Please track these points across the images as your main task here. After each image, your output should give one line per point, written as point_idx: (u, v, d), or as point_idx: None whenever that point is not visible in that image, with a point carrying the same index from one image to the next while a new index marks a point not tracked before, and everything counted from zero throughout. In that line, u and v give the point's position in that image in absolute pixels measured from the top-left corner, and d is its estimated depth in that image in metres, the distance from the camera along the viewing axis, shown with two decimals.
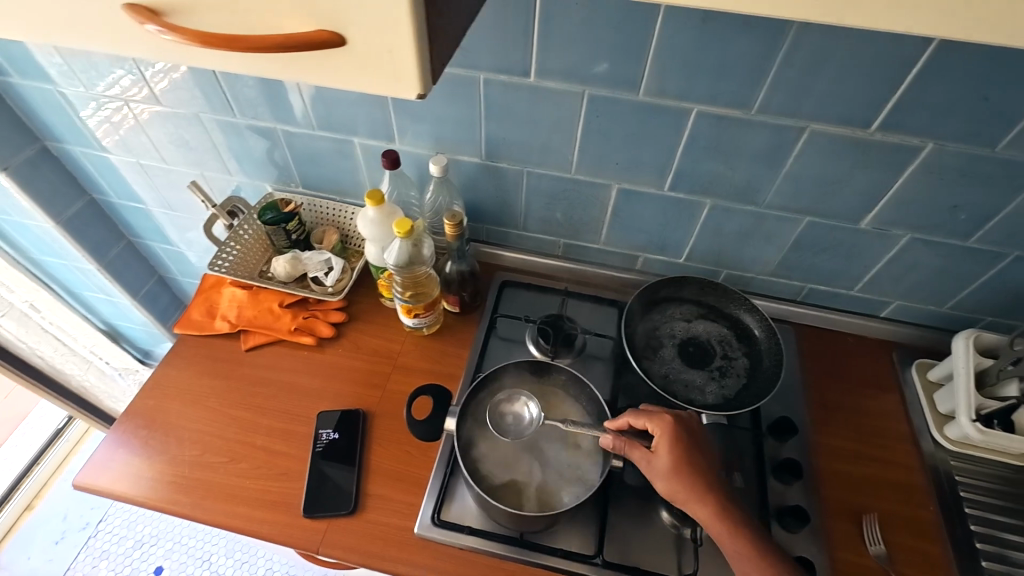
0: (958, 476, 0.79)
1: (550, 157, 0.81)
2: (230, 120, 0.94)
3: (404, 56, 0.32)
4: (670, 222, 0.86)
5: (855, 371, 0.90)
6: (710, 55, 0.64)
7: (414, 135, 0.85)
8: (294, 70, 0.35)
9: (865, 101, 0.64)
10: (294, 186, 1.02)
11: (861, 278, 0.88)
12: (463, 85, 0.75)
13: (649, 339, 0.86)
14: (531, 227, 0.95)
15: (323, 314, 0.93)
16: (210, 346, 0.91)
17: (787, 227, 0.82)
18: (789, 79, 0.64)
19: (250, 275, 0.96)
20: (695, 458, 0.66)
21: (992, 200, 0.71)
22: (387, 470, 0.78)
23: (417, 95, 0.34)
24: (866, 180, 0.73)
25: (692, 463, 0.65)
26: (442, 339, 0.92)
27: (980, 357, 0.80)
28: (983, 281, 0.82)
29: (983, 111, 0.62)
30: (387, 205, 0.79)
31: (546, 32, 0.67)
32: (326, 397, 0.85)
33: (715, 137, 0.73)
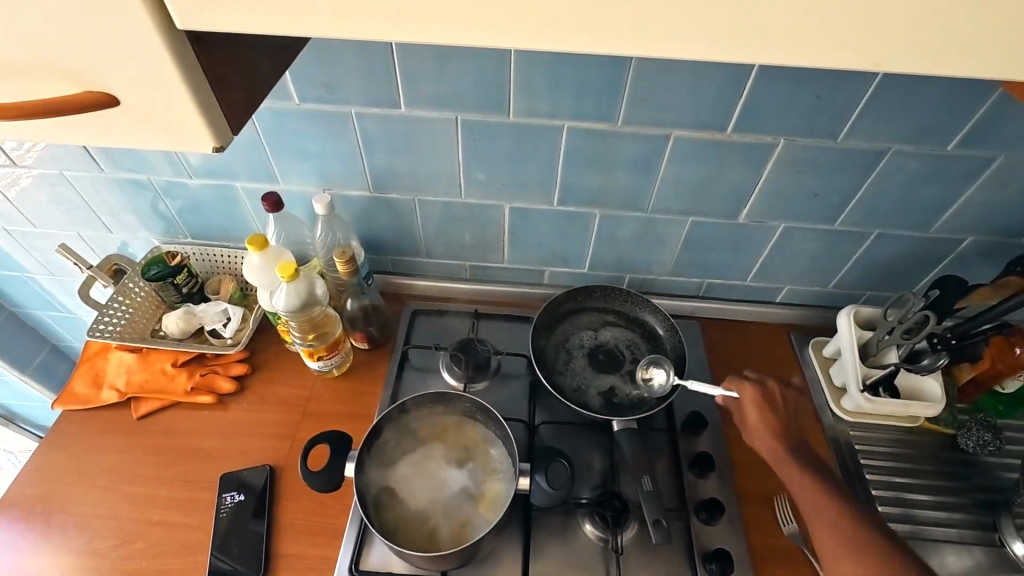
0: (857, 445, 0.85)
1: (438, 183, 0.81)
2: (99, 176, 0.89)
3: (187, 112, 0.31)
4: (566, 235, 0.88)
5: (759, 357, 0.94)
6: (568, 74, 0.66)
7: (296, 174, 0.82)
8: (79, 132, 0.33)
9: (717, 105, 0.68)
10: (183, 237, 0.97)
11: (750, 269, 0.92)
12: (336, 122, 0.74)
13: (559, 353, 0.87)
14: (434, 254, 0.94)
15: (223, 368, 0.88)
16: (98, 419, 0.84)
17: (675, 229, 0.86)
18: (645, 91, 0.67)
19: (139, 336, 0.90)
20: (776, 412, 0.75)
21: (845, 186, 0.77)
22: (300, 526, 0.74)
23: (214, 149, 0.33)
24: (734, 178, 0.77)
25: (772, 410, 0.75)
26: (354, 379, 0.89)
27: (861, 330, 0.86)
28: (856, 259, 0.88)
29: (819, 107, 0.67)
30: (271, 249, 0.76)
31: (407, 64, 0.67)
32: (230, 457, 0.80)
33: (589, 151, 0.75)
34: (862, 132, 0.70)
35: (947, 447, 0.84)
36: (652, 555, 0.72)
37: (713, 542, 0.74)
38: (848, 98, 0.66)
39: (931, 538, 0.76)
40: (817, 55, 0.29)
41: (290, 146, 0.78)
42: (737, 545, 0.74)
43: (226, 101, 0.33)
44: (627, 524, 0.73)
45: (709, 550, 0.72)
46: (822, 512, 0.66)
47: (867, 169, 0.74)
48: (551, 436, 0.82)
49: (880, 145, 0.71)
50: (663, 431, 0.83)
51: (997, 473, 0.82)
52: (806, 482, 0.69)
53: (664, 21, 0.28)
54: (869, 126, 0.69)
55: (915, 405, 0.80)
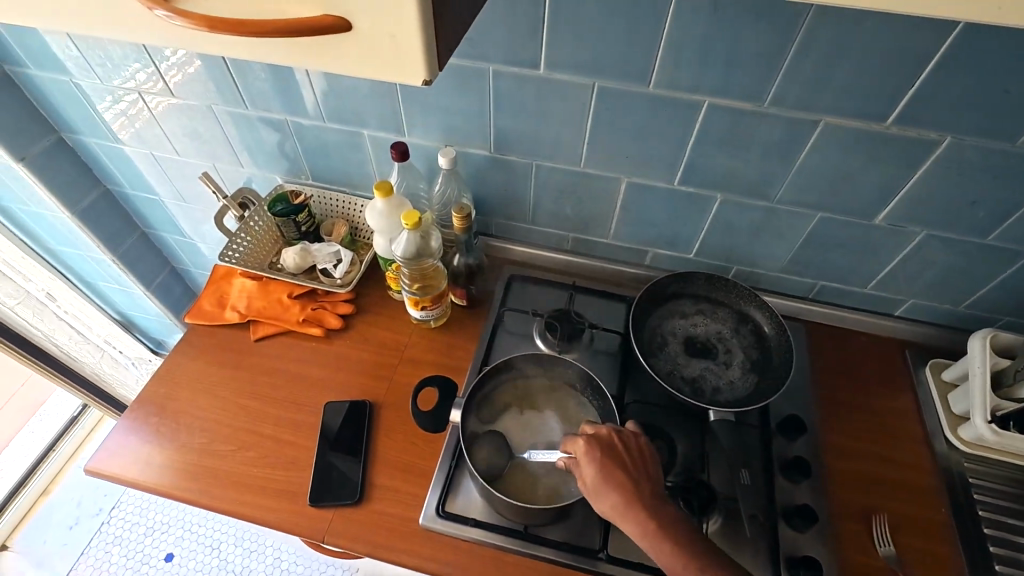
0: (972, 479, 0.78)
1: (560, 150, 0.81)
2: (241, 112, 0.95)
3: (412, 42, 0.32)
4: (680, 217, 0.86)
5: (867, 370, 0.89)
6: (723, 47, 0.63)
7: (422, 127, 0.84)
8: (304, 55, 0.35)
9: (881, 93, 0.63)
10: (304, 178, 1.03)
11: (874, 276, 0.86)
12: (472, 78, 0.75)
13: (655, 334, 0.86)
14: (539, 221, 0.94)
15: (331, 306, 0.93)
16: (220, 335, 0.92)
17: (799, 223, 0.81)
18: (804, 70, 0.63)
19: (260, 266, 0.96)
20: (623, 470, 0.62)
21: (1011, 197, 0.69)
22: (392, 462, 0.78)
23: (424, 82, 0.34)
24: (881, 175, 0.71)
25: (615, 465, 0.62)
26: (449, 332, 0.92)
27: (996, 357, 0.79)
28: (1001, 280, 0.80)
29: (1004, 104, 0.61)
30: (394, 196, 0.79)
31: (555, 24, 0.66)
32: (333, 388, 0.85)
33: (726, 131, 0.72)
34: None
35: None
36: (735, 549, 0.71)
37: (800, 549, 0.71)
38: None
39: None
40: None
41: (421, 100, 0.81)
42: (825, 556, 0.71)
43: (442, 37, 0.34)
44: (712, 514, 0.72)
45: (793, 556, 0.70)
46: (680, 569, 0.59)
47: None
48: (639, 416, 0.81)
49: None
50: (756, 430, 0.80)
51: None
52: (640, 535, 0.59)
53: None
54: None
55: None
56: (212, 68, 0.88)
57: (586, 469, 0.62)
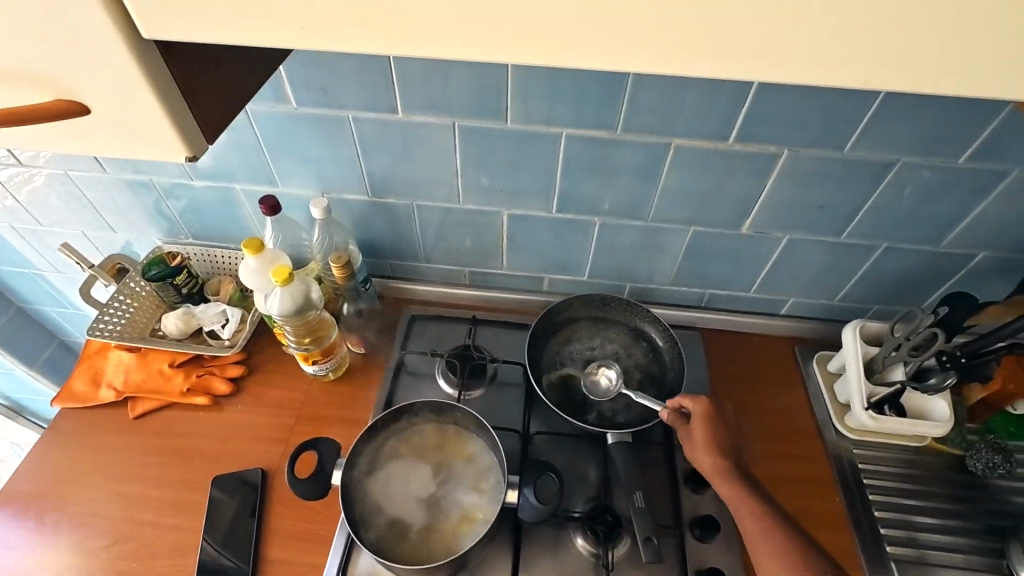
0: (861, 464, 0.82)
1: (436, 189, 0.81)
2: (103, 176, 0.89)
3: (157, 123, 0.31)
4: (566, 242, 0.87)
5: (762, 370, 0.92)
6: (566, 82, 0.65)
7: (296, 177, 0.82)
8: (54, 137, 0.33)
9: (718, 115, 0.67)
10: (184, 238, 0.98)
11: (754, 280, 0.90)
12: (335, 126, 0.74)
13: (556, 361, 0.86)
14: (433, 258, 0.93)
15: (219, 370, 0.88)
16: (94, 417, 0.84)
17: (676, 239, 0.84)
18: (645, 100, 0.66)
19: (138, 336, 0.90)
20: (725, 435, 0.72)
21: (853, 198, 0.75)
22: (289, 531, 0.73)
23: (186, 159, 0.33)
24: (738, 189, 0.75)
25: (722, 431, 0.72)
26: (349, 382, 0.89)
27: (867, 346, 0.84)
28: (863, 273, 0.86)
29: (824, 117, 0.65)
30: (268, 252, 0.76)
31: (404, 69, 0.66)
32: (223, 459, 0.80)
33: (588, 158, 0.74)
34: (871, 144, 0.68)
35: (956, 468, 0.82)
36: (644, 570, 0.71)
37: (707, 560, 0.72)
38: (856, 108, 0.64)
39: (936, 564, 0.74)
40: (812, 72, 0.28)
41: (288, 150, 0.78)
42: (732, 564, 0.72)
43: (200, 112, 0.33)
44: (619, 539, 0.71)
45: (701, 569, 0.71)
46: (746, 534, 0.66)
47: (874, 182, 0.72)
48: (545, 446, 0.81)
49: (889, 157, 0.69)
50: (660, 445, 0.81)
51: (1008, 497, 0.79)
52: (751, 510, 0.65)
53: (646, 36, 0.27)
54: (878, 137, 0.67)
55: (920, 425, 0.78)
56: None
57: (697, 430, 0.72)
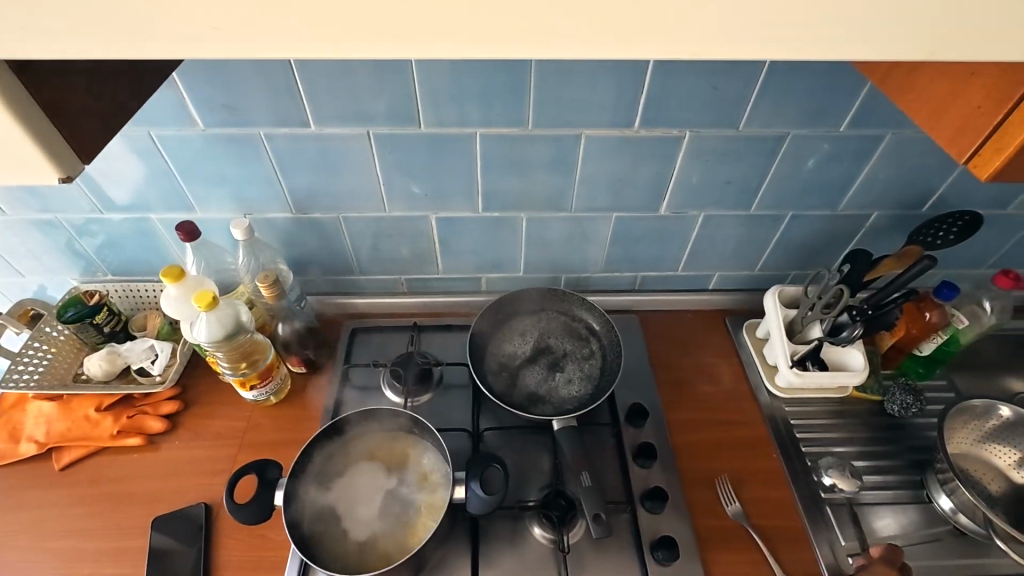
0: (793, 420, 0.87)
1: (361, 199, 0.81)
2: (4, 219, 0.84)
3: (19, 145, 0.30)
4: (497, 240, 0.88)
5: (697, 343, 0.97)
6: (470, 83, 0.67)
7: (213, 201, 0.80)
8: None
9: (619, 104, 0.70)
10: (103, 275, 0.94)
11: (680, 258, 0.94)
12: (246, 145, 0.73)
13: (502, 356, 0.88)
14: (369, 270, 0.93)
15: (153, 408, 0.84)
16: (17, 474, 0.79)
17: (601, 227, 0.87)
18: (549, 96, 0.69)
19: (59, 383, 0.85)
20: None
21: (755, 173, 0.80)
22: (241, 563, 0.71)
23: (60, 179, 0.32)
24: (650, 173, 0.79)
25: None
26: (293, 404, 0.87)
27: (787, 309, 0.90)
28: (776, 241, 0.92)
29: (716, 98, 0.70)
30: (189, 279, 0.74)
31: (309, 80, 0.66)
32: (163, 500, 0.77)
33: (504, 156, 0.76)
34: (762, 120, 0.73)
35: (877, 413, 0.88)
36: (599, 549, 0.73)
37: (659, 530, 0.75)
38: (744, 87, 0.69)
39: (867, 503, 0.79)
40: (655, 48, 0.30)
41: (202, 174, 0.77)
42: (683, 531, 0.75)
43: (71, 131, 0.32)
44: (574, 522, 0.73)
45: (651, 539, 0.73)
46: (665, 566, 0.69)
47: (771, 155, 0.78)
48: (497, 443, 0.82)
49: (780, 131, 0.74)
50: (607, 426, 0.84)
51: (924, 432, 0.86)
52: None
53: (497, 24, 0.28)
54: (767, 114, 0.72)
55: (839, 376, 0.84)
56: None
57: None
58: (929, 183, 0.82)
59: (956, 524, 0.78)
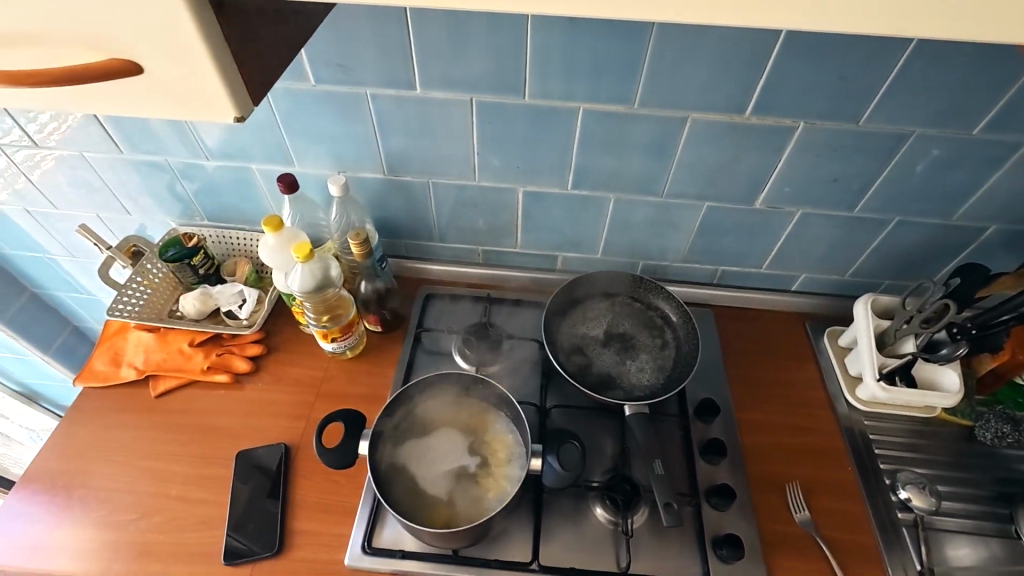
0: (872, 435, 0.83)
1: (453, 167, 0.81)
2: (120, 158, 0.90)
3: (209, 82, 0.31)
4: (580, 219, 0.87)
5: (773, 344, 0.94)
6: (583, 55, 0.66)
7: (312, 157, 0.83)
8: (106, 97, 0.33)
9: (734, 87, 0.67)
10: (199, 220, 0.99)
11: (766, 256, 0.91)
12: (351, 103, 0.75)
13: (574, 336, 0.87)
14: (448, 238, 0.94)
15: (239, 349, 0.89)
16: (117, 395, 0.86)
17: (690, 215, 0.85)
18: (663, 74, 0.67)
19: (157, 316, 0.91)
20: None
21: (866, 172, 0.75)
22: (315, 504, 0.75)
23: (235, 119, 0.33)
24: (753, 163, 0.76)
25: None
26: (367, 360, 0.90)
27: (879, 319, 0.85)
28: (875, 248, 0.87)
29: (841, 88, 0.66)
30: (287, 230, 0.76)
31: (423, 42, 0.66)
32: (246, 436, 0.81)
33: (604, 134, 0.74)
34: (886, 116, 0.68)
35: (966, 438, 0.83)
36: (661, 537, 0.73)
37: (724, 527, 0.74)
38: (874, 77, 0.65)
39: (943, 529, 0.76)
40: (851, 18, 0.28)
41: (305, 129, 0.79)
42: (748, 532, 0.73)
43: (248, 72, 0.33)
44: (638, 507, 0.73)
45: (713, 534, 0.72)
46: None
47: (888, 154, 0.73)
48: (563, 421, 0.82)
49: (904, 129, 0.70)
50: (675, 418, 0.83)
51: (1015, 465, 0.81)
52: None
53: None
54: (892, 110, 0.68)
55: (930, 395, 0.79)
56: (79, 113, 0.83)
57: None
58: None
59: None
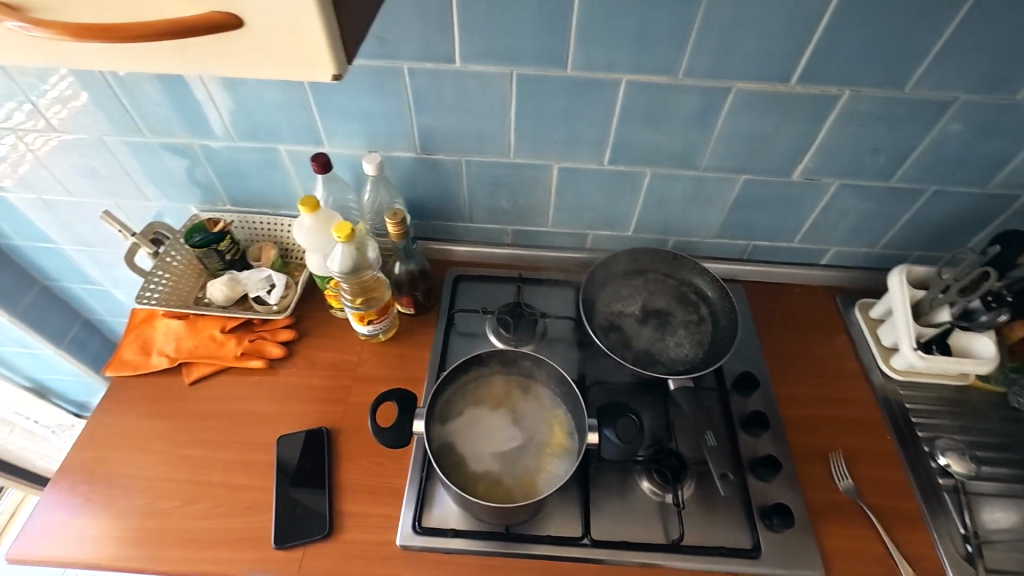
0: (908, 403, 0.84)
1: (488, 144, 0.80)
2: (141, 141, 0.87)
3: (313, 36, 0.30)
4: (614, 196, 0.87)
5: (805, 318, 0.94)
6: (630, 23, 0.64)
7: (343, 136, 0.81)
8: (197, 56, 0.32)
9: (781, 55, 0.66)
10: (222, 205, 0.96)
11: (799, 229, 0.91)
12: (387, 78, 0.73)
13: (612, 313, 0.87)
14: (477, 218, 0.93)
15: (271, 334, 0.88)
16: (149, 384, 0.84)
17: (725, 189, 0.84)
18: (711, 42, 0.66)
19: (184, 303, 0.89)
20: None
21: (906, 140, 0.75)
22: (361, 486, 0.74)
23: (333, 77, 0.32)
24: (794, 134, 0.75)
25: None
26: (401, 343, 0.89)
27: (913, 290, 0.86)
28: (908, 219, 0.87)
29: (890, 55, 0.65)
30: (324, 210, 0.75)
31: (466, 11, 0.65)
32: (285, 421, 0.80)
33: (645, 106, 0.73)
34: (932, 82, 0.68)
35: (999, 404, 0.84)
36: (710, 508, 0.73)
37: (770, 497, 0.75)
38: (923, 42, 0.64)
39: (980, 493, 0.76)
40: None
41: (337, 106, 0.77)
42: (794, 501, 0.74)
43: (346, 27, 0.32)
44: (686, 480, 0.73)
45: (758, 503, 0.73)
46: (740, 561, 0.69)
47: (930, 122, 0.73)
48: (602, 398, 0.82)
49: (949, 95, 0.69)
50: (715, 391, 0.83)
51: None
52: None
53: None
54: (939, 76, 0.67)
55: (967, 363, 0.80)
56: (99, 95, 0.80)
57: None
58: None
59: None
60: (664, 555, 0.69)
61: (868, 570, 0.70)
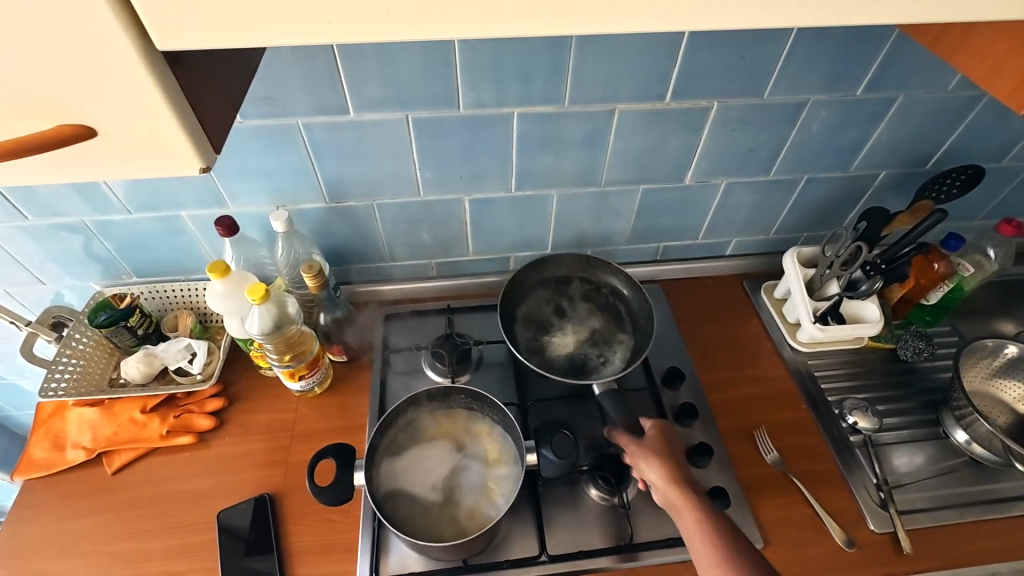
0: (816, 372, 0.93)
1: (396, 185, 0.81)
2: (25, 224, 0.82)
3: (171, 137, 0.30)
4: (527, 219, 0.90)
5: (719, 307, 1.01)
6: (511, 62, 0.68)
7: (246, 195, 0.80)
8: (57, 166, 0.32)
9: (652, 78, 0.72)
10: (127, 277, 0.92)
11: (700, 227, 0.98)
12: (283, 135, 0.73)
13: (533, 315, 0.91)
14: (399, 256, 0.94)
15: (198, 406, 0.84)
16: (67, 481, 0.78)
17: (627, 200, 0.90)
18: (587, 72, 0.71)
19: (98, 388, 0.84)
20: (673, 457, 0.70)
21: (776, 138, 0.83)
22: (313, 547, 0.73)
23: (201, 169, 0.32)
24: (678, 144, 0.82)
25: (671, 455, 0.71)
26: (338, 393, 0.88)
27: (806, 269, 0.94)
28: (792, 205, 0.96)
29: (745, 68, 0.73)
30: (234, 273, 0.73)
31: (352, 65, 0.66)
32: (224, 494, 0.77)
33: (540, 134, 0.77)
34: (786, 87, 0.76)
35: (891, 359, 0.94)
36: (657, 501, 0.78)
37: (708, 482, 0.80)
38: (770, 57, 0.72)
39: (886, 443, 0.85)
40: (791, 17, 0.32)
41: (235, 167, 0.76)
42: (729, 481, 0.80)
43: (208, 122, 0.32)
44: (629, 481, 0.77)
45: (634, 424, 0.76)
46: (653, 466, 0.69)
47: (791, 121, 0.81)
48: (542, 414, 0.85)
49: (802, 97, 0.78)
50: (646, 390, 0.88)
51: (934, 374, 0.93)
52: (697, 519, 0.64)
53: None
54: (790, 81, 0.76)
55: (859, 328, 0.89)
56: None
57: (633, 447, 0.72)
58: (935, 140, 0.87)
59: (971, 455, 0.84)
60: (618, 557, 0.72)
61: (801, 533, 0.76)
